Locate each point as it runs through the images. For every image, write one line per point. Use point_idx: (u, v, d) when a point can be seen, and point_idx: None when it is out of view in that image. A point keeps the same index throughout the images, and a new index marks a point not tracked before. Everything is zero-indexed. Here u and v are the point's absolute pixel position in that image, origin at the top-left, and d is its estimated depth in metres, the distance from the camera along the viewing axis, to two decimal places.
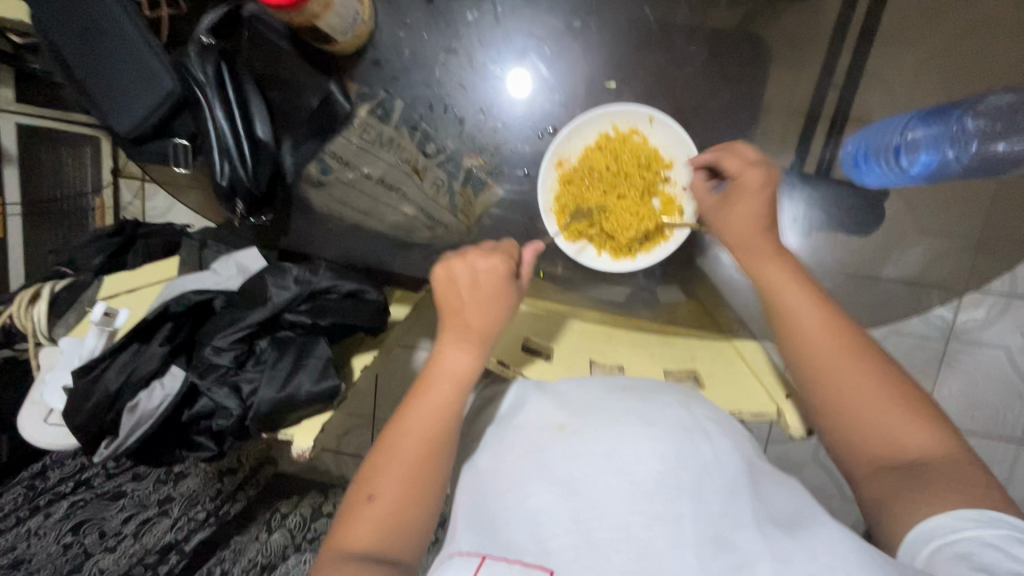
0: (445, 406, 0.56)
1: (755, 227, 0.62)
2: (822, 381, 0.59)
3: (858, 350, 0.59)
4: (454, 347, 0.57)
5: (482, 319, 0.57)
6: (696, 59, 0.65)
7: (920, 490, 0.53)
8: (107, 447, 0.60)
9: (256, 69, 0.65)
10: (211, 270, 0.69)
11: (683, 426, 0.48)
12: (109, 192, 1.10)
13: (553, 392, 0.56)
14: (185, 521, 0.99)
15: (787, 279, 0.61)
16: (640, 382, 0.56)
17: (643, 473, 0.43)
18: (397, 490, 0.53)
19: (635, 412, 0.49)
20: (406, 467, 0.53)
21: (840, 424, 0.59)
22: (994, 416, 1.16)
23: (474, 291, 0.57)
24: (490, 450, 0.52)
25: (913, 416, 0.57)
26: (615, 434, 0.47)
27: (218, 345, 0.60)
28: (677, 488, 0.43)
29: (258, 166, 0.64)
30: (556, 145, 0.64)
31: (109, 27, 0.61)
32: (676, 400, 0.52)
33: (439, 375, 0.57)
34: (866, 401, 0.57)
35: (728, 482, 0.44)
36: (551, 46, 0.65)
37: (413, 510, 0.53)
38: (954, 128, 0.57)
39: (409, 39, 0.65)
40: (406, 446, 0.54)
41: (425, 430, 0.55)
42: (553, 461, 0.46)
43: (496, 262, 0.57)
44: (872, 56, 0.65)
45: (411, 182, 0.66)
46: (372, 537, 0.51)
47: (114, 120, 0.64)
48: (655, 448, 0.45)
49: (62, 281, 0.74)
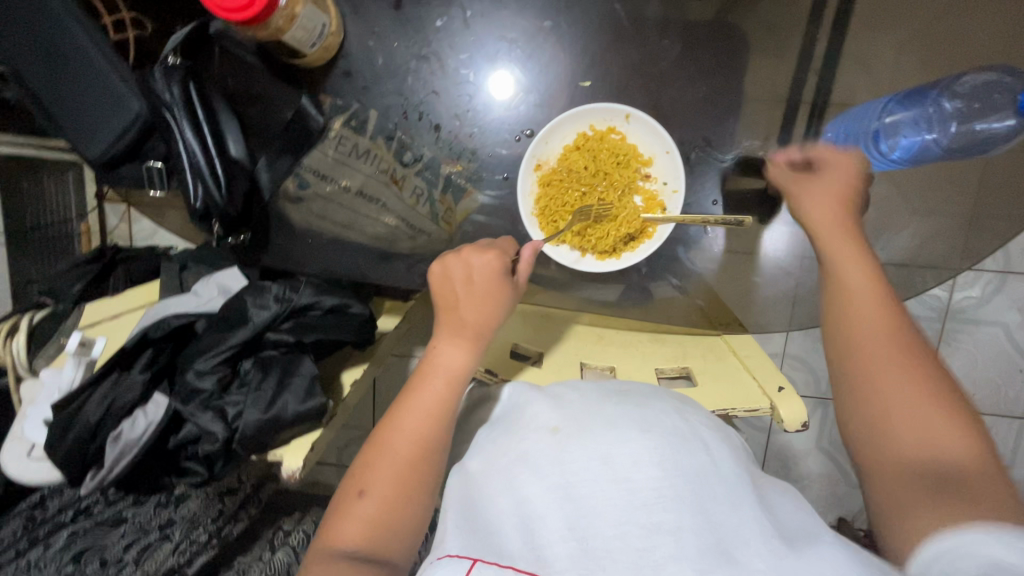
0: (436, 403, 0.55)
1: (841, 219, 0.59)
2: (864, 366, 0.53)
3: (907, 349, 0.53)
4: (449, 343, 0.57)
5: (482, 315, 0.57)
6: (670, 53, 0.64)
7: (944, 500, 0.44)
8: (93, 478, 0.59)
9: (226, 86, 0.65)
10: (190, 292, 0.67)
11: (681, 434, 0.48)
12: (95, 217, 1.14)
13: (552, 392, 0.55)
14: (187, 544, 0.96)
15: (856, 258, 0.57)
16: (635, 388, 0.55)
17: (639, 482, 0.43)
18: (389, 487, 0.52)
19: (631, 418, 0.49)
20: (397, 466, 0.53)
21: (868, 410, 0.52)
22: (995, 394, 1.15)
23: (467, 287, 0.57)
24: (477, 456, 0.52)
25: (954, 421, 0.48)
26: (608, 436, 0.46)
27: (199, 369, 0.59)
28: (677, 499, 0.41)
29: (233, 183, 0.63)
30: (534, 148, 0.63)
31: (73, 53, 0.61)
32: (670, 407, 0.52)
33: (430, 370, 0.56)
34: (903, 388, 0.51)
35: (729, 488, 0.44)
36: (523, 48, 0.64)
37: (402, 510, 0.52)
38: (931, 110, 0.56)
39: (380, 47, 0.64)
40: (395, 444, 0.54)
41: (418, 428, 0.54)
42: (540, 465, 0.46)
43: (491, 257, 0.57)
44: (847, 42, 0.64)
45: (390, 192, 0.66)
46: (360, 533, 0.50)
47: (86, 146, 0.64)
48: (654, 456, 0.44)
49: (40, 311, 0.73)
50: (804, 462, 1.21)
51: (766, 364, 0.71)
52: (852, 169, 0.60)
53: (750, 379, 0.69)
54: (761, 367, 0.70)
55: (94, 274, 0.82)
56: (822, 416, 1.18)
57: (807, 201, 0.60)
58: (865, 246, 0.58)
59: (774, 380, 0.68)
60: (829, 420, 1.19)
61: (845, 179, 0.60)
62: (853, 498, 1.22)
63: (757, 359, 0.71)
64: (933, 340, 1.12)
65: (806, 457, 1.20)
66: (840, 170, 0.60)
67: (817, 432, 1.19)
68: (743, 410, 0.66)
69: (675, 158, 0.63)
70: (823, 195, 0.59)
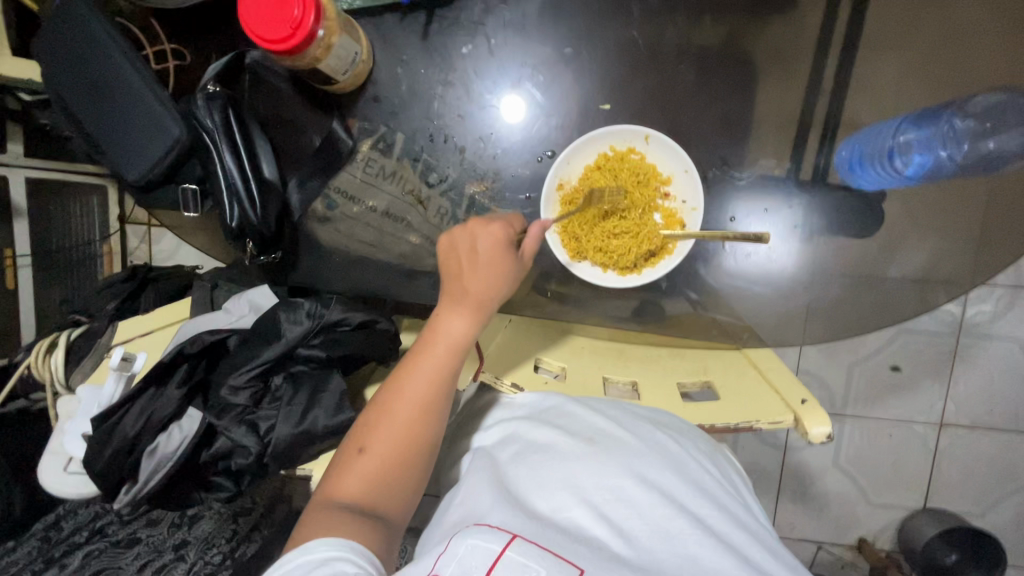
0: (436, 369, 0.57)
1: None
2: None
3: None
4: (451, 312, 0.58)
5: (486, 285, 0.58)
6: (685, 76, 0.67)
7: None
8: (126, 493, 0.60)
9: (259, 112, 0.68)
10: (224, 308, 0.69)
11: (707, 480, 0.54)
12: (117, 239, 1.17)
13: (588, 404, 0.60)
14: (201, 565, 0.95)
15: None
16: (671, 421, 0.61)
17: (675, 513, 0.48)
18: (387, 447, 0.55)
19: (665, 452, 0.54)
20: (395, 427, 0.55)
21: None
22: (1014, 410, 1.15)
23: (471, 259, 0.59)
24: (509, 449, 0.56)
25: None
26: (645, 462, 0.52)
27: (234, 384, 0.61)
28: (709, 537, 0.46)
29: (267, 205, 0.65)
30: (556, 169, 0.65)
31: (116, 80, 0.64)
32: (700, 447, 0.59)
33: (435, 338, 0.58)
34: None
35: (751, 538, 0.49)
36: (544, 73, 0.67)
37: (399, 471, 0.55)
38: (945, 128, 0.60)
39: (407, 74, 0.67)
40: (397, 407, 0.56)
41: (418, 394, 0.57)
42: (579, 472, 0.50)
43: (496, 229, 0.59)
44: (857, 65, 0.66)
45: (415, 212, 0.68)
46: (358, 490, 0.53)
47: (127, 170, 0.66)
48: (683, 486, 0.51)
49: (77, 329, 0.76)
50: (823, 481, 1.20)
51: (788, 378, 0.71)
52: None
53: (772, 394, 0.70)
54: (785, 382, 0.70)
55: (127, 292, 0.84)
56: (839, 434, 1.18)
57: None
58: None
59: (798, 394, 0.68)
60: (846, 438, 1.18)
61: None
62: (872, 517, 1.21)
63: (780, 375, 0.71)
64: (947, 355, 1.13)
65: (823, 475, 1.20)
66: None
67: (835, 450, 1.19)
68: (766, 423, 0.66)
69: (694, 177, 0.65)
70: None
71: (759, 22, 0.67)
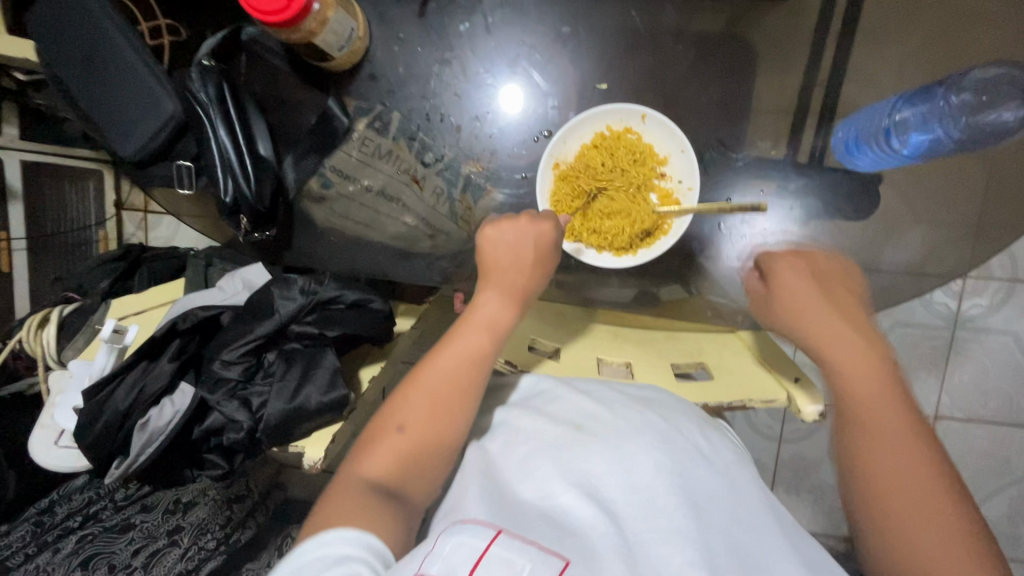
0: (476, 352, 0.59)
1: (816, 307, 0.60)
2: (868, 427, 0.54)
3: (911, 428, 0.54)
4: (493, 298, 0.61)
5: (529, 275, 0.61)
6: (683, 58, 0.67)
7: None
8: (118, 467, 0.60)
9: (254, 90, 0.67)
10: (216, 287, 0.70)
11: (698, 452, 0.54)
12: (112, 225, 1.16)
13: (576, 386, 0.60)
14: (195, 551, 0.95)
15: (828, 337, 0.58)
16: (657, 395, 0.60)
17: (659, 491, 0.47)
18: (425, 424, 0.56)
19: (655, 428, 0.54)
20: (433, 405, 0.57)
21: (873, 494, 0.53)
22: (1008, 404, 1.15)
23: (515, 248, 0.61)
24: (502, 441, 0.56)
25: (932, 501, 0.50)
26: (632, 442, 0.51)
27: (226, 359, 0.60)
28: (694, 511, 0.46)
29: (261, 182, 0.65)
30: (552, 148, 0.65)
31: (110, 55, 0.64)
32: (694, 424, 0.57)
33: (476, 321, 0.60)
34: (900, 472, 0.52)
35: (741, 515, 0.49)
36: (542, 52, 0.66)
37: (433, 450, 0.56)
38: (941, 105, 0.58)
39: (403, 53, 0.67)
40: (435, 386, 0.58)
41: (457, 374, 0.58)
42: (566, 459, 0.50)
43: (544, 226, 0.59)
44: (856, 49, 0.66)
45: (410, 191, 0.68)
46: (391, 467, 0.54)
47: (120, 146, 0.66)
48: (671, 464, 0.50)
49: (69, 306, 0.76)
50: (818, 473, 1.20)
51: (781, 358, 0.72)
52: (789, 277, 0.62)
53: (766, 374, 0.71)
54: (777, 361, 0.72)
55: (122, 271, 0.85)
56: None
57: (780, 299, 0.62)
58: (859, 336, 0.58)
59: (791, 372, 0.70)
60: None
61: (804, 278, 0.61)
62: None
63: (774, 358, 0.72)
64: (942, 349, 1.13)
65: (819, 466, 1.19)
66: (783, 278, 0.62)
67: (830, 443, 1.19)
68: (760, 402, 0.67)
69: (689, 157, 0.64)
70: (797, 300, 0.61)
71: (758, 6, 0.66)
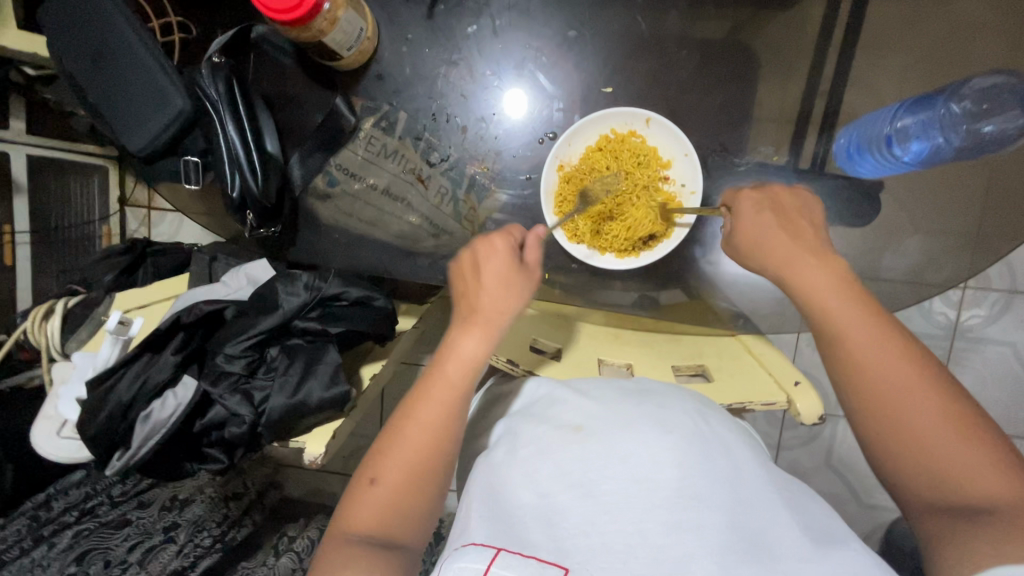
0: (450, 392, 0.57)
1: (785, 238, 0.58)
2: (854, 351, 0.53)
3: (896, 341, 0.53)
4: (465, 335, 0.59)
5: (497, 303, 0.58)
6: (687, 64, 0.68)
7: (973, 522, 0.46)
8: (119, 459, 0.61)
9: (264, 88, 0.68)
10: (220, 282, 0.71)
11: (700, 437, 0.52)
12: (115, 220, 1.16)
13: (575, 386, 0.61)
14: (191, 548, 0.95)
15: (806, 268, 0.56)
16: (653, 387, 0.60)
17: (658, 481, 0.47)
18: (398, 476, 0.54)
19: (648, 418, 0.54)
20: (409, 453, 0.55)
21: (882, 421, 0.51)
22: (1004, 415, 1.15)
23: (481, 278, 0.59)
24: (503, 447, 0.56)
25: (943, 406, 0.50)
26: (627, 440, 0.51)
27: (229, 353, 0.61)
28: (694, 498, 0.46)
29: (268, 178, 0.66)
30: (557, 150, 0.65)
31: (121, 50, 0.64)
32: (691, 408, 0.57)
33: (448, 360, 0.58)
34: (902, 386, 0.51)
35: (752, 494, 0.48)
36: (548, 55, 0.67)
37: (412, 497, 0.54)
38: (941, 113, 0.60)
39: (411, 53, 0.68)
40: (408, 433, 0.55)
41: (431, 418, 0.56)
42: (565, 462, 0.50)
43: (498, 244, 0.59)
44: (858, 58, 0.67)
45: (415, 190, 0.69)
46: (374, 520, 0.53)
47: (129, 140, 0.67)
48: (671, 455, 0.49)
49: (74, 298, 0.76)
50: (814, 480, 1.20)
51: (780, 361, 0.72)
52: (751, 206, 0.60)
53: (767, 377, 0.71)
54: (776, 362, 0.72)
55: (126, 265, 0.86)
56: (831, 434, 1.18)
57: (751, 238, 0.59)
58: (830, 260, 0.57)
59: (790, 374, 0.70)
60: (838, 438, 1.18)
61: (784, 212, 0.59)
62: (864, 519, 1.21)
63: (775, 361, 0.72)
64: (940, 359, 1.13)
65: (816, 473, 1.20)
66: (745, 208, 0.60)
67: (827, 451, 1.19)
68: (760, 404, 0.68)
69: (693, 161, 0.65)
70: (767, 236, 0.59)
71: (762, 13, 0.67)
